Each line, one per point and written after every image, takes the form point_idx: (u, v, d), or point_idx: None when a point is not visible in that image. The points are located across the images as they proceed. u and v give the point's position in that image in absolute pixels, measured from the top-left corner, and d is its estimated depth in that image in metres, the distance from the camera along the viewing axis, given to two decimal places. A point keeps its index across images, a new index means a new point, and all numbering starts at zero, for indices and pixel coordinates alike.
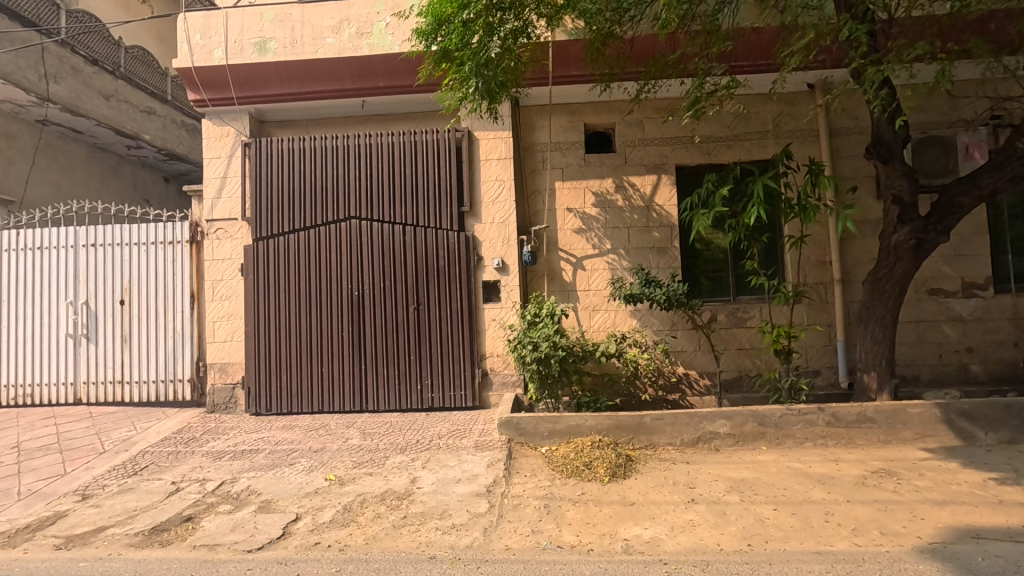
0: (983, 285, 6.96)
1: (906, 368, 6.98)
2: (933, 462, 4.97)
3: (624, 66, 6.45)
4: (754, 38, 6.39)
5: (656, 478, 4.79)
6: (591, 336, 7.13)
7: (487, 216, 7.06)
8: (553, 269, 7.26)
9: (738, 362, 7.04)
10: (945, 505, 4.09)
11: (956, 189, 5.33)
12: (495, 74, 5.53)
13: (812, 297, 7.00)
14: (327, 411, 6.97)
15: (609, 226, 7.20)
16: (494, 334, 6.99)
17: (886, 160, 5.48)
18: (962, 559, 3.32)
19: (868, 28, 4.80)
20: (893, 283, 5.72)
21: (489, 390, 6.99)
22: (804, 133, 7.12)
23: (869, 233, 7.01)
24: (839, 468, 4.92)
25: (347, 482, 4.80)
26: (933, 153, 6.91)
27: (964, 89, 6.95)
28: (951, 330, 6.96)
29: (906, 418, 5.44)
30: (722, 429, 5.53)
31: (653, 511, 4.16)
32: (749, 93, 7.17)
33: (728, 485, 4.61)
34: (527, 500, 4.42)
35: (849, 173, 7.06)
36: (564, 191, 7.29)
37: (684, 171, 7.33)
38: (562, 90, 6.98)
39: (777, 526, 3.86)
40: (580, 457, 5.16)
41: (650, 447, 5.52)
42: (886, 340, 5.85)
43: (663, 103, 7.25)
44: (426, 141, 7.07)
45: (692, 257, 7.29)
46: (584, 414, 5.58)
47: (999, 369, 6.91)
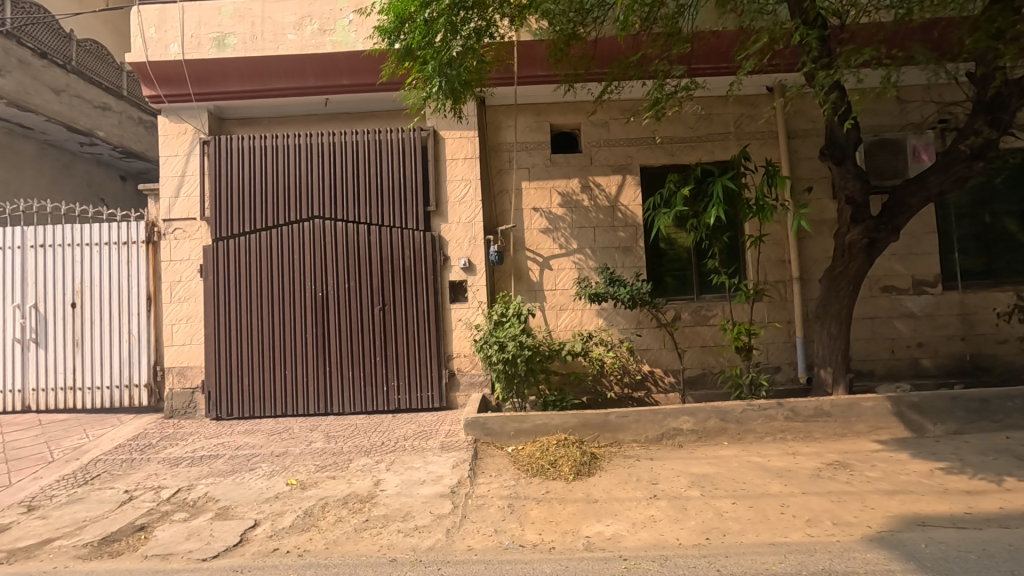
0: (933, 282, 7.24)
1: (862, 363, 7.21)
2: (886, 453, 5.15)
3: (588, 66, 6.53)
4: (715, 41, 6.52)
5: (620, 475, 4.84)
6: (558, 335, 7.17)
7: (454, 216, 7.04)
8: (520, 268, 7.26)
9: (702, 359, 7.17)
10: (894, 494, 4.24)
11: (905, 190, 5.53)
12: (459, 73, 5.58)
13: (772, 295, 7.18)
14: (291, 414, 6.85)
15: (576, 226, 7.24)
16: (461, 335, 6.96)
17: (840, 161, 5.65)
18: (908, 546, 3.43)
19: (819, 33, 4.95)
20: (848, 280, 5.90)
21: (456, 391, 6.95)
22: (763, 134, 7.30)
23: (826, 233, 7.23)
24: (796, 461, 5.06)
25: (309, 486, 4.72)
26: (885, 155, 7.16)
27: (912, 94, 7.24)
28: (903, 326, 7.22)
29: (860, 411, 5.63)
30: (686, 425, 5.63)
31: (615, 508, 4.20)
32: (710, 95, 7.32)
33: (689, 480, 4.69)
34: (491, 500, 4.41)
35: (806, 174, 7.26)
36: (530, 191, 7.30)
37: (648, 171, 7.43)
38: (527, 90, 7.00)
39: (735, 519, 3.95)
40: (545, 455, 5.18)
41: (615, 444, 5.58)
42: (842, 336, 6.04)
43: (627, 104, 7.34)
44: (390, 140, 7.02)
45: (657, 257, 7.39)
46: (550, 413, 5.62)
47: (948, 363, 7.20)
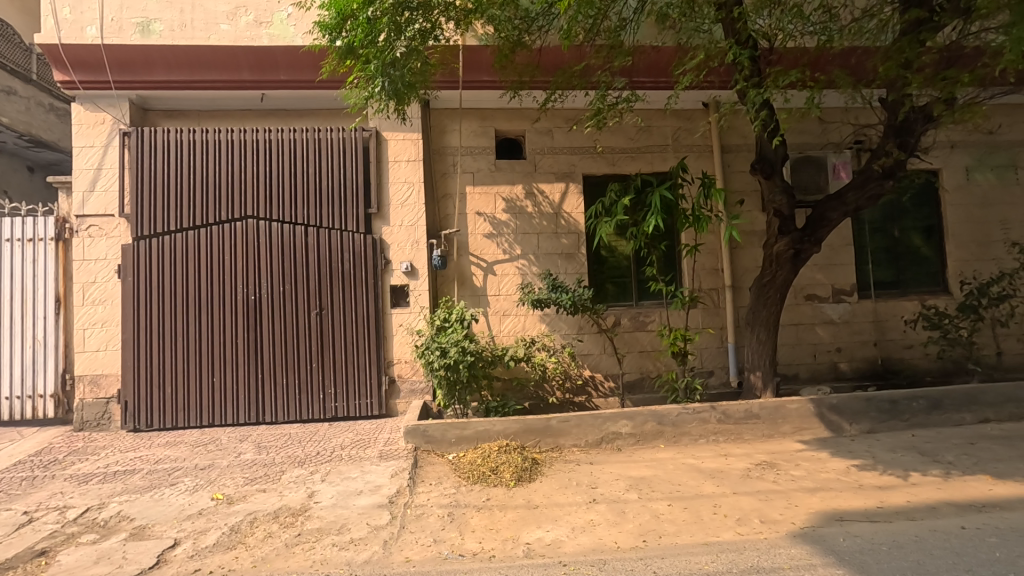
0: (849, 292, 7.76)
1: (787, 367, 7.63)
2: (808, 453, 5.45)
3: (533, 74, 6.60)
4: (655, 56, 6.73)
5: (560, 480, 4.87)
6: (500, 341, 7.16)
7: (396, 218, 6.90)
8: (463, 273, 7.19)
9: (640, 364, 7.35)
10: (815, 492, 4.49)
11: (826, 204, 5.90)
12: (402, 73, 5.50)
13: (706, 302, 7.47)
14: (218, 425, 6.47)
15: (519, 232, 7.27)
16: (402, 340, 6.81)
17: (768, 175, 5.97)
18: (828, 540, 3.63)
19: (750, 54, 5.22)
20: (775, 289, 6.23)
21: (396, 398, 6.79)
22: (699, 148, 7.60)
23: (756, 243, 7.61)
24: (728, 462, 5.27)
25: (236, 501, 4.46)
26: (808, 172, 7.63)
27: (832, 115, 7.76)
28: (824, 332, 7.69)
29: (785, 413, 5.94)
30: (624, 429, 5.76)
31: (556, 513, 4.21)
32: (650, 108, 7.56)
33: (627, 484, 4.78)
34: (430, 509, 4.32)
35: (738, 187, 7.63)
36: (475, 196, 7.26)
37: (591, 180, 7.57)
38: (472, 94, 6.98)
39: (670, 520, 4.05)
40: (486, 462, 5.15)
41: (556, 449, 5.63)
42: (769, 341, 6.36)
43: (571, 114, 7.46)
44: (331, 139, 6.82)
45: (599, 264, 7.53)
46: (492, 419, 5.60)
47: (863, 366, 7.73)
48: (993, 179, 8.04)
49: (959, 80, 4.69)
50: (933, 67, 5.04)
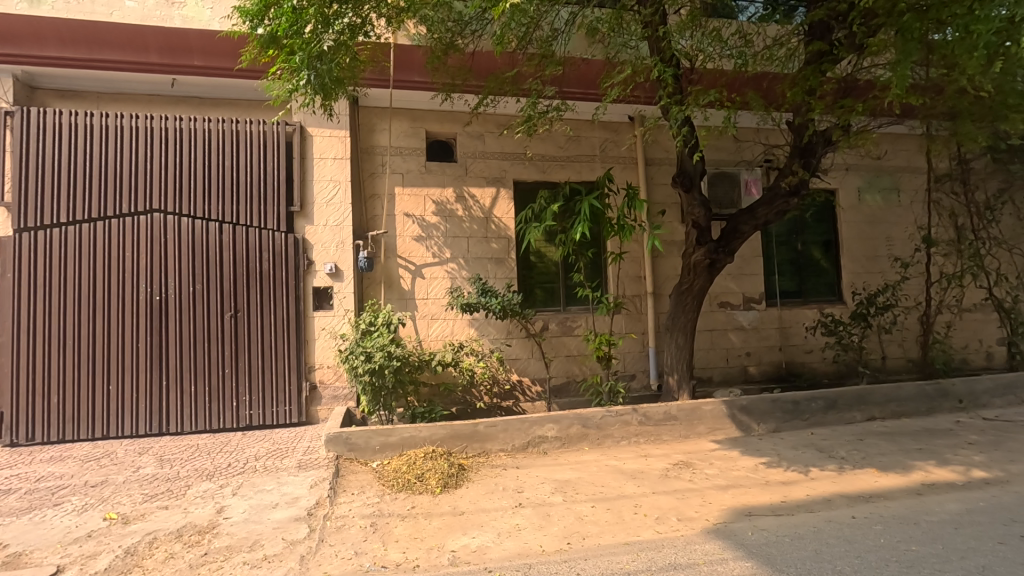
0: (758, 300, 8.32)
1: (702, 370, 8.05)
2: (721, 452, 5.76)
3: (465, 78, 6.59)
4: (584, 69, 6.87)
5: (487, 485, 4.85)
6: (427, 346, 7.02)
7: (320, 217, 6.63)
8: (391, 276, 6.99)
9: (566, 368, 7.49)
10: (728, 489, 4.75)
11: (739, 218, 6.29)
12: (329, 68, 5.29)
13: (629, 308, 7.74)
14: (113, 437, 5.91)
15: (449, 236, 7.20)
16: (324, 344, 6.53)
17: (688, 188, 6.29)
18: (738, 535, 3.85)
19: (673, 72, 5.47)
20: (693, 296, 6.57)
21: (317, 404, 6.51)
22: (625, 159, 7.89)
23: (675, 253, 7.99)
24: (648, 463, 5.47)
25: (133, 520, 4.07)
26: (724, 187, 8.10)
27: (745, 135, 8.31)
28: (736, 337, 8.19)
29: (701, 414, 6.27)
30: (550, 433, 5.84)
31: (482, 519, 4.19)
32: (579, 119, 7.74)
33: (552, 487, 4.84)
34: (351, 520, 4.15)
35: (660, 199, 7.98)
36: (404, 197, 7.10)
37: (521, 186, 7.64)
38: (403, 94, 6.85)
39: (594, 522, 4.13)
40: (412, 469, 5.05)
41: (482, 454, 5.62)
42: (687, 346, 6.68)
43: (502, 119, 7.51)
44: (249, 132, 6.47)
45: (527, 269, 7.59)
46: (418, 426, 5.52)
47: (769, 370, 8.30)
48: (881, 201, 8.93)
49: (854, 110, 5.17)
50: (832, 96, 5.52)
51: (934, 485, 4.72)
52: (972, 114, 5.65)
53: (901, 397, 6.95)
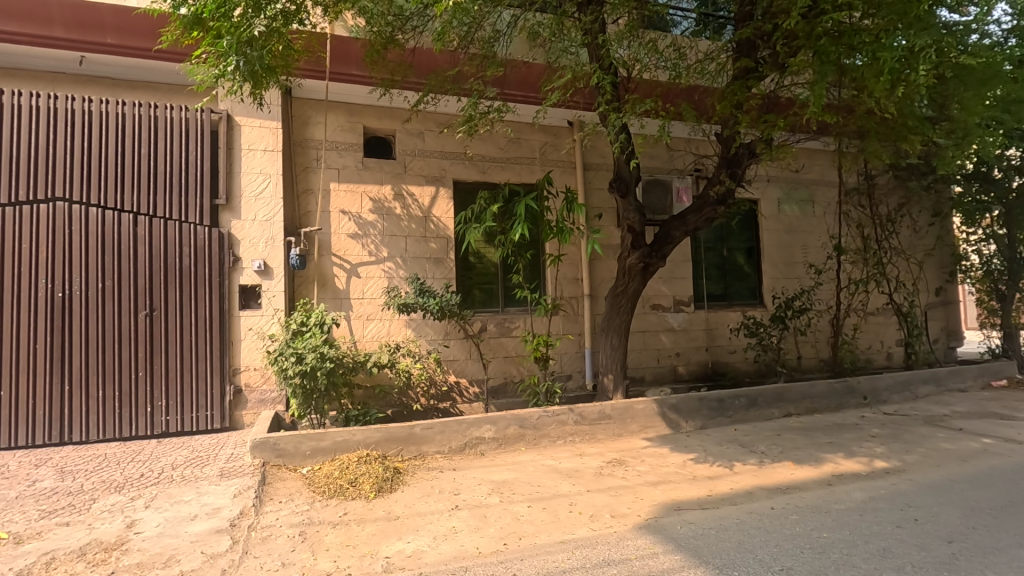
0: (687, 302, 8.69)
1: (636, 370, 8.29)
2: (652, 449, 5.96)
3: (405, 74, 6.48)
4: (525, 72, 6.89)
5: (423, 488, 4.77)
6: (362, 347, 6.81)
7: (249, 212, 6.30)
8: (324, 274, 6.73)
9: (504, 369, 7.51)
10: (658, 484, 4.92)
11: (671, 224, 6.54)
12: (260, 55, 5.04)
13: (566, 310, 7.87)
14: (7, 447, 5.39)
15: (387, 234, 7.04)
16: (251, 346, 6.21)
17: (624, 194, 6.47)
18: (668, 529, 3.99)
19: (611, 80, 5.63)
20: (627, 298, 6.77)
21: (243, 409, 6.18)
22: (564, 163, 8.02)
23: (611, 256, 8.20)
24: (583, 461, 5.58)
25: (27, 540, 3.69)
26: (657, 193, 8.40)
27: (678, 144, 8.65)
28: (667, 339, 8.51)
29: (634, 413, 6.47)
30: (488, 434, 5.85)
31: (417, 523, 4.11)
32: (519, 121, 7.79)
33: (489, 488, 4.83)
34: (278, 529, 3.95)
35: (597, 203, 8.17)
36: (339, 194, 6.87)
37: (461, 186, 7.59)
38: (339, 87, 6.62)
39: (530, 521, 4.16)
40: (345, 474, 4.89)
41: (419, 457, 5.54)
42: (621, 347, 6.87)
43: (442, 118, 7.44)
44: (170, 119, 6.06)
45: (466, 269, 7.53)
46: (352, 429, 5.37)
47: (697, 369, 8.68)
48: (797, 211, 9.56)
49: (776, 124, 5.52)
50: (756, 111, 5.86)
51: (843, 476, 5.10)
52: (878, 134, 6.15)
53: (814, 395, 7.47)
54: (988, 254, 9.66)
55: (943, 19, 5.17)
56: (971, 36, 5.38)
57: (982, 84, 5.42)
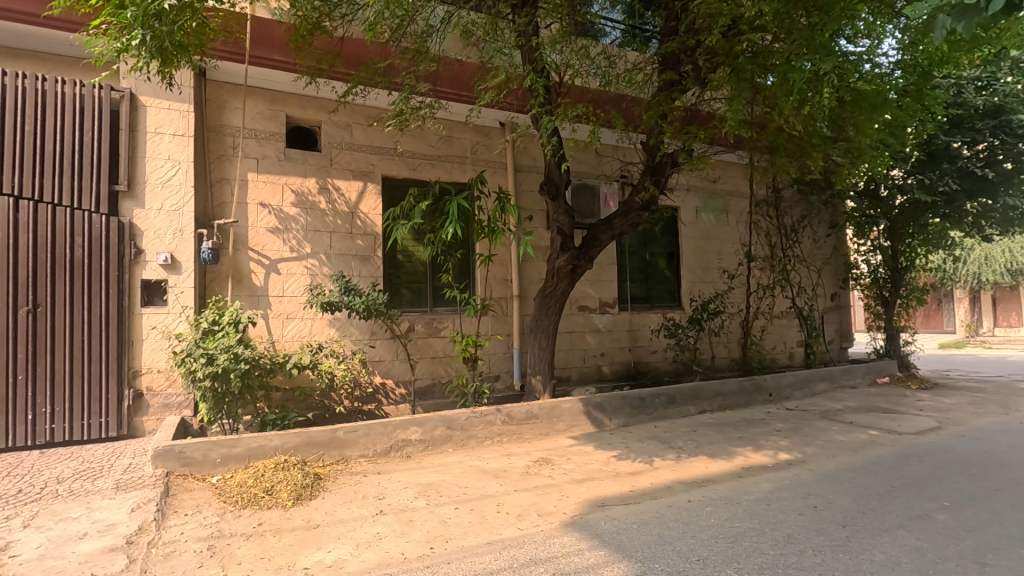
0: (612, 304, 8.97)
1: (562, 370, 8.44)
2: (577, 447, 6.08)
3: (332, 63, 6.21)
4: (458, 70, 6.81)
5: (345, 494, 4.59)
6: (281, 347, 6.46)
7: (154, 201, 5.81)
8: (239, 270, 6.32)
9: (432, 370, 7.39)
10: (583, 482, 5.03)
11: (598, 228, 6.72)
12: (171, 30, 4.66)
13: (495, 310, 7.88)
14: None
15: (310, 229, 6.72)
16: (154, 346, 5.71)
17: (554, 196, 6.57)
18: (592, 525, 4.07)
19: (544, 83, 5.72)
20: (555, 299, 6.88)
21: (143, 415, 5.67)
22: (495, 164, 8.02)
23: (540, 257, 8.30)
24: (510, 461, 5.60)
25: None
26: (585, 198, 8.61)
27: (606, 150, 8.89)
28: (592, 339, 8.73)
29: (560, 412, 6.58)
30: (414, 436, 5.74)
31: (339, 531, 3.94)
32: (451, 119, 7.71)
33: (415, 491, 4.73)
34: (183, 544, 3.65)
35: (528, 205, 8.24)
36: (258, 184, 6.48)
37: (390, 182, 7.39)
38: (259, 72, 6.25)
39: (457, 523, 4.11)
40: (260, 482, 4.61)
41: (341, 462, 5.34)
42: (549, 347, 6.97)
43: (372, 111, 7.21)
44: (61, 94, 5.46)
45: (394, 268, 7.34)
46: (268, 434, 5.08)
47: (621, 369, 8.97)
48: (713, 219, 10.13)
49: (697, 136, 5.82)
50: (679, 122, 6.15)
51: (751, 468, 5.44)
52: (786, 151, 6.66)
53: (726, 392, 7.94)
54: (874, 264, 10.78)
55: (842, 47, 5.64)
56: (865, 66, 5.93)
57: (873, 108, 6.00)
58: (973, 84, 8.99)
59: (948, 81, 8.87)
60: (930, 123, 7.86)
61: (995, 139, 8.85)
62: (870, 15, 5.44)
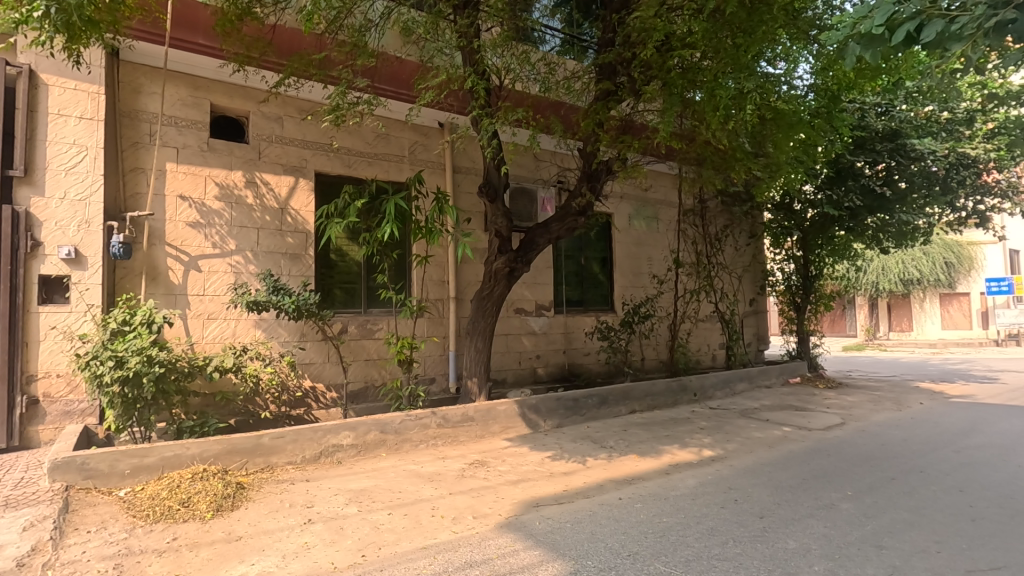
0: (548, 307, 9.10)
1: (498, 373, 8.45)
2: (512, 449, 6.12)
3: (263, 52, 5.93)
4: (397, 67, 6.67)
5: (270, 503, 4.38)
6: (200, 349, 6.07)
7: (56, 188, 5.31)
8: (154, 266, 5.89)
9: (365, 372, 7.20)
10: (519, 483, 5.06)
11: (535, 231, 6.80)
12: (81, 4, 4.29)
13: (431, 312, 7.78)
14: None
15: (235, 225, 6.37)
16: (53, 347, 5.21)
17: (493, 199, 6.59)
18: (527, 526, 4.11)
19: (485, 86, 5.73)
20: (492, 301, 6.90)
21: (38, 423, 5.15)
22: (433, 164, 7.94)
23: (478, 259, 8.30)
24: (445, 464, 5.54)
25: None
26: (523, 201, 8.69)
27: (544, 155, 9.02)
28: (528, 342, 8.81)
29: (495, 414, 6.59)
30: (345, 441, 5.57)
31: (263, 543, 3.75)
32: (389, 117, 7.55)
33: (346, 498, 4.58)
34: (85, 565, 3.34)
35: (466, 207, 8.21)
36: (178, 175, 6.07)
37: (323, 178, 7.13)
38: (181, 56, 5.86)
39: (390, 530, 4.01)
40: (175, 494, 4.30)
41: (266, 469, 5.09)
42: (486, 350, 6.97)
43: (305, 105, 6.94)
44: None
45: (327, 267, 7.09)
46: (185, 442, 4.77)
47: (555, 371, 9.11)
48: (645, 226, 10.52)
49: (632, 146, 6.04)
50: (614, 131, 6.34)
51: (678, 465, 5.69)
52: (713, 163, 7.02)
53: (654, 393, 8.25)
54: (788, 272, 11.65)
55: (765, 69, 6.03)
56: (783, 87, 6.35)
57: (789, 127, 6.43)
58: (874, 109, 9.87)
59: (853, 105, 9.71)
60: (839, 143, 8.56)
61: (891, 161, 9.71)
62: (788, 40, 5.84)
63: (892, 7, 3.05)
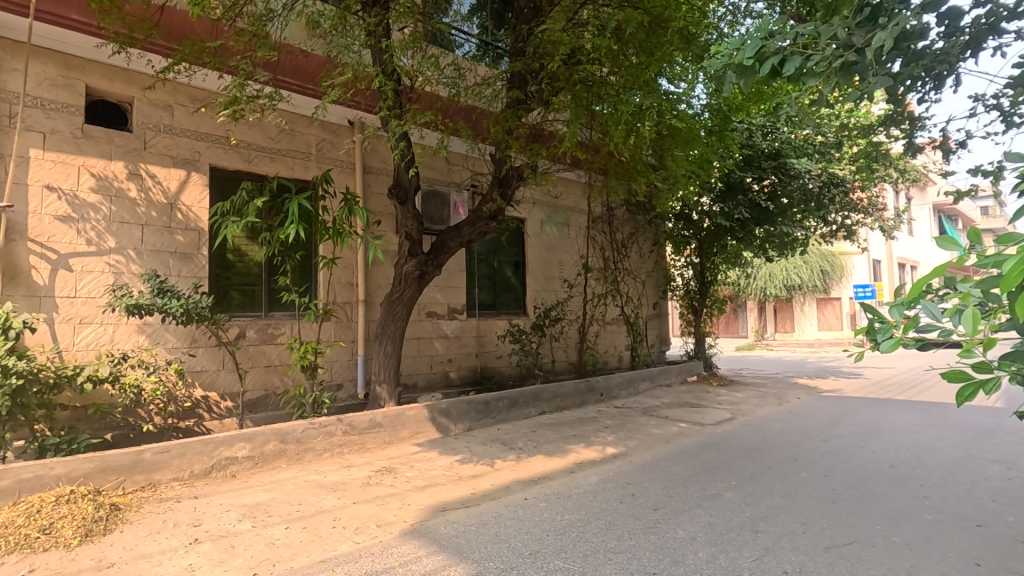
0: (460, 310, 9.09)
1: (409, 377, 8.31)
2: (421, 454, 6.05)
3: (148, 34, 5.44)
4: (301, 61, 6.39)
5: (150, 524, 4.03)
6: (71, 358, 5.47)
7: None
8: (14, 264, 5.24)
9: (264, 380, 6.80)
10: (425, 488, 5.01)
11: (447, 234, 6.79)
12: None
13: (339, 315, 7.52)
14: None
15: (115, 221, 5.82)
16: None
17: (403, 201, 6.51)
18: (431, 531, 4.08)
19: (394, 86, 5.65)
20: (402, 305, 6.79)
21: None
22: (341, 163, 7.68)
23: (388, 262, 8.13)
24: (350, 473, 5.37)
25: None
26: (435, 204, 8.62)
27: (456, 159, 9.03)
28: (440, 345, 8.75)
29: (405, 419, 6.49)
30: (241, 453, 5.25)
31: (140, 568, 3.44)
32: (294, 112, 7.22)
33: (239, 513, 4.31)
34: None
35: (375, 208, 8.02)
36: (44, 164, 5.44)
37: (218, 173, 6.68)
38: (50, 31, 5.25)
39: (286, 544, 3.83)
40: (34, 519, 3.83)
41: (147, 487, 4.69)
42: (395, 354, 6.84)
43: (199, 93, 6.46)
44: None
45: (223, 268, 6.64)
46: (48, 462, 4.28)
47: (467, 374, 9.11)
48: (555, 232, 10.82)
49: (541, 154, 6.21)
50: (525, 139, 6.46)
51: (582, 463, 5.89)
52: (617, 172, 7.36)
53: (563, 394, 8.49)
54: (687, 277, 12.52)
55: (664, 87, 6.42)
56: (681, 105, 6.79)
57: (688, 144, 6.89)
58: (761, 130, 10.79)
59: (742, 125, 10.58)
60: (729, 159, 9.30)
61: (775, 177, 10.72)
62: (684, 62, 6.26)
63: (760, 41, 3.37)
